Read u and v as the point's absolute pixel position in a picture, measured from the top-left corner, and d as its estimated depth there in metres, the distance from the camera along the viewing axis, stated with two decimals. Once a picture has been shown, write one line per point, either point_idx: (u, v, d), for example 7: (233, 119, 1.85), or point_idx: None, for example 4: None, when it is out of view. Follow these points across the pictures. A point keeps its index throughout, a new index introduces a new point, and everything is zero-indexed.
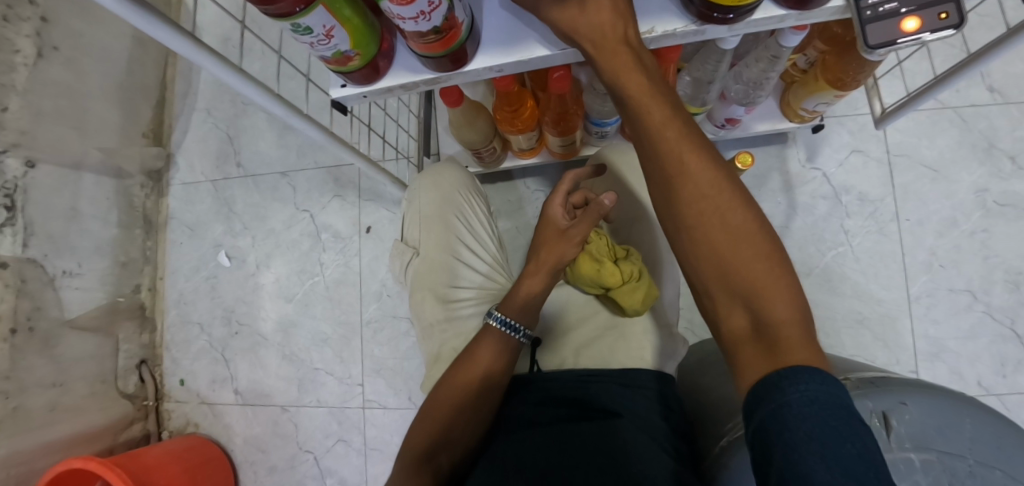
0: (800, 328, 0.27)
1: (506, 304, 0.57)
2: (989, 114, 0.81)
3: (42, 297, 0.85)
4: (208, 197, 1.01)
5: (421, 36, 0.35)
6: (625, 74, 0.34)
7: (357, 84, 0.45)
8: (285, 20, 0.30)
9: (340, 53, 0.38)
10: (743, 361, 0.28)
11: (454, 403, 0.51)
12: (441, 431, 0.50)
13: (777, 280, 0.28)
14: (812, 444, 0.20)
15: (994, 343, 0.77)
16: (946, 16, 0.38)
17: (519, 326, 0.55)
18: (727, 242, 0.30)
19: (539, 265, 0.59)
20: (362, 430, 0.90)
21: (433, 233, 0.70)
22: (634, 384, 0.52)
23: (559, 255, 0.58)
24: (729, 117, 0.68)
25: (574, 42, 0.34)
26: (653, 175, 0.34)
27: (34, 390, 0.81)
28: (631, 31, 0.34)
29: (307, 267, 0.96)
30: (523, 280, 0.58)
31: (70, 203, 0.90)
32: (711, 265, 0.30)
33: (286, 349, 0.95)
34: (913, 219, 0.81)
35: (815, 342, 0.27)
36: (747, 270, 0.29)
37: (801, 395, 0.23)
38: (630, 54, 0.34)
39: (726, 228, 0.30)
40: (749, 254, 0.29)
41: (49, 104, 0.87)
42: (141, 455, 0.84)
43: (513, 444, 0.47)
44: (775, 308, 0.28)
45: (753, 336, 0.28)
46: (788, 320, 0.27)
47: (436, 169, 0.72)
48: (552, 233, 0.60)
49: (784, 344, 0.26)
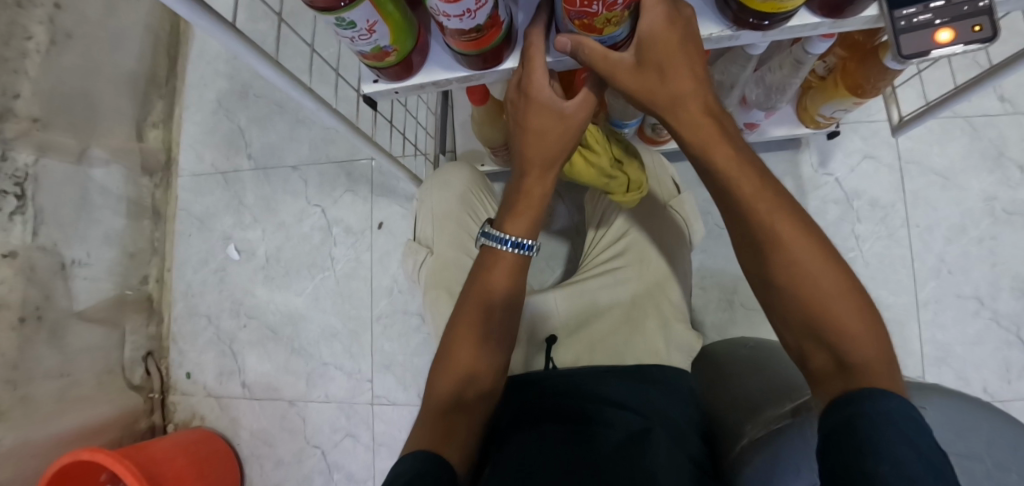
0: (855, 306, 0.30)
1: (512, 217, 0.48)
2: (999, 124, 0.82)
3: (52, 286, 0.84)
4: (218, 189, 1.01)
5: (462, 34, 0.36)
6: (687, 101, 0.36)
7: (390, 80, 0.45)
8: (331, 14, 0.31)
9: (379, 48, 0.38)
10: (857, 345, 0.29)
11: (459, 376, 0.45)
12: (451, 404, 0.43)
13: (854, 308, 0.30)
14: (897, 431, 0.24)
15: (1000, 349, 0.79)
16: (980, 28, 0.37)
17: (525, 242, 0.48)
18: (811, 285, 0.31)
19: (535, 166, 0.46)
20: (371, 426, 0.90)
21: (447, 231, 0.71)
22: (652, 379, 0.54)
23: (555, 149, 0.45)
24: (749, 122, 0.68)
25: (661, 103, 0.36)
26: (761, 204, 0.33)
27: (41, 379, 0.81)
28: (709, 97, 0.36)
29: (318, 261, 0.96)
30: (519, 196, 0.48)
31: (80, 193, 0.89)
32: (751, 257, 0.35)
33: (295, 343, 0.95)
34: (923, 225, 0.82)
35: (867, 316, 0.30)
36: (825, 313, 0.30)
37: (887, 407, 0.25)
38: (691, 76, 0.35)
39: (815, 309, 0.31)
40: (793, 247, 0.32)
41: (58, 91, 0.86)
42: (149, 446, 0.84)
43: (533, 433, 0.46)
44: (851, 329, 0.30)
45: (839, 372, 0.30)
46: (877, 358, 0.29)
47: (446, 170, 0.73)
48: (534, 110, 0.43)
49: (874, 373, 0.29)
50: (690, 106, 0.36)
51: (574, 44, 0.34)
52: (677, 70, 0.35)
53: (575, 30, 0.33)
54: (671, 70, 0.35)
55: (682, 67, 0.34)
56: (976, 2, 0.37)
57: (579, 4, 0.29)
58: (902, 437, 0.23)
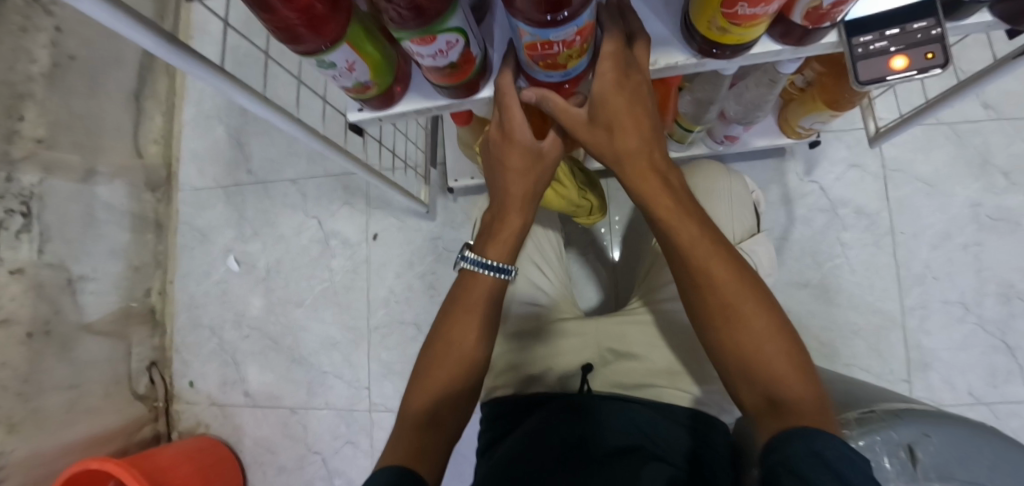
0: (789, 359, 0.35)
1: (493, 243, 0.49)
2: (983, 130, 0.84)
3: (59, 301, 0.87)
4: (219, 203, 1.03)
5: (437, 69, 0.39)
6: (634, 156, 0.41)
7: (374, 108, 0.47)
8: (312, 56, 0.35)
9: (359, 83, 0.41)
10: (789, 385, 0.33)
11: (438, 389, 0.45)
12: (427, 418, 0.43)
13: (782, 351, 0.35)
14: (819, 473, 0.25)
15: (985, 354, 0.80)
16: (932, 56, 0.39)
17: (506, 267, 0.48)
18: (749, 342, 0.36)
19: (514, 201, 0.48)
20: (370, 433, 0.92)
21: None
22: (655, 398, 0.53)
23: (531, 185, 0.48)
24: (728, 135, 0.69)
25: (616, 160, 0.42)
26: (712, 259, 0.37)
27: (51, 391, 0.84)
28: (656, 155, 0.41)
29: (317, 272, 0.98)
30: (500, 225, 0.49)
31: (85, 209, 0.91)
32: (697, 305, 0.39)
33: (296, 352, 0.97)
34: (908, 232, 0.83)
35: (805, 368, 0.34)
36: (766, 366, 0.35)
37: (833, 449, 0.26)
38: (639, 136, 0.40)
39: (753, 353, 0.35)
40: (740, 305, 0.36)
41: (65, 113, 0.88)
42: (155, 455, 0.86)
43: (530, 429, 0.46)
44: (776, 369, 0.34)
45: (771, 409, 0.34)
46: (797, 382, 0.34)
47: None
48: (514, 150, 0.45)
49: (798, 413, 0.31)
50: (638, 158, 0.41)
51: (538, 96, 0.40)
52: (623, 131, 0.40)
53: (542, 67, 0.37)
54: (619, 131, 0.40)
55: (627, 127, 0.39)
56: (929, 30, 0.38)
57: (540, 48, 0.34)
58: (829, 472, 0.25)
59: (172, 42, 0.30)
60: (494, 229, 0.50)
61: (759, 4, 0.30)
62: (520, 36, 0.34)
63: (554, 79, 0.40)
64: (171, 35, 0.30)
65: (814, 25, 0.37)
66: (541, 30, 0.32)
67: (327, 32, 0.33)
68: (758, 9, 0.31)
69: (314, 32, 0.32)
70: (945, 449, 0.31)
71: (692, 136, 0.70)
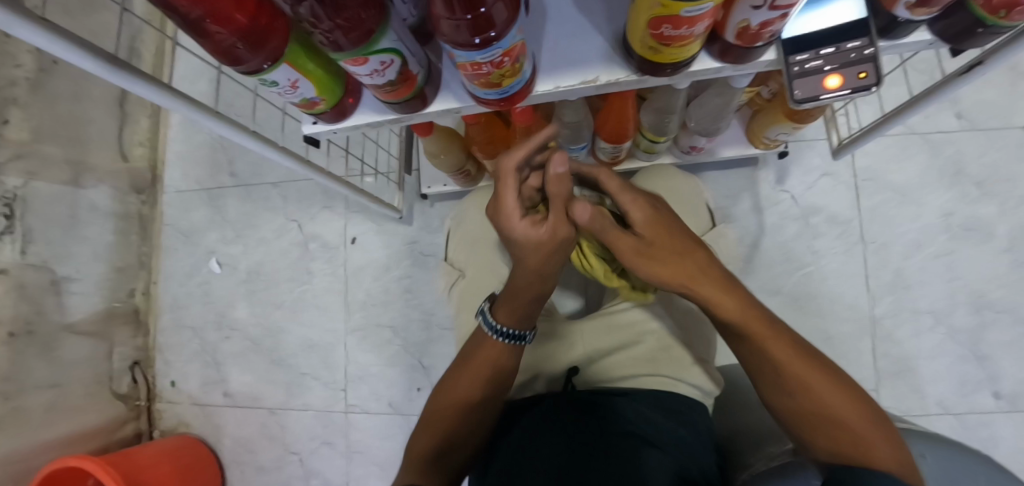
0: (860, 411, 0.36)
1: (504, 306, 0.48)
2: (956, 140, 0.84)
3: (42, 302, 0.88)
4: (202, 206, 1.05)
5: (378, 87, 0.40)
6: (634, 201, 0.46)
7: (328, 123, 0.49)
8: (254, 76, 0.36)
9: (306, 99, 0.42)
10: (866, 434, 0.34)
11: (449, 421, 0.47)
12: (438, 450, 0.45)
13: (850, 402, 0.36)
14: None
15: (955, 364, 0.80)
16: (865, 75, 0.39)
17: (515, 333, 0.48)
18: (821, 403, 0.37)
19: (534, 271, 0.46)
20: (346, 434, 0.94)
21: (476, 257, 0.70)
22: (675, 410, 0.50)
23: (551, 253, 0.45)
24: (694, 145, 0.70)
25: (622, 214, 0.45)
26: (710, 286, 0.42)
27: (32, 390, 0.86)
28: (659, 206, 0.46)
29: (296, 275, 0.99)
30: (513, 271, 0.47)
31: (68, 212, 0.93)
32: (770, 380, 0.39)
33: (275, 354, 0.99)
34: (880, 242, 0.84)
35: (867, 412, 0.36)
36: (835, 425, 0.36)
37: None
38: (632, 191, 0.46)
39: (826, 413, 0.36)
40: (803, 366, 0.38)
41: (49, 116, 0.90)
42: (134, 453, 0.88)
43: (541, 422, 0.46)
44: (852, 424, 0.35)
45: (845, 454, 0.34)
46: (849, 409, 0.36)
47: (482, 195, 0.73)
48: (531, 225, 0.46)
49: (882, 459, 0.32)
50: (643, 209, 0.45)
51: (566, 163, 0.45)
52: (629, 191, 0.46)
53: (479, 85, 0.38)
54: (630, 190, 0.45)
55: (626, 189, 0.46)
56: (863, 50, 0.39)
57: (470, 68, 0.35)
58: None
59: (110, 61, 0.32)
60: (509, 293, 0.47)
61: (683, 27, 0.31)
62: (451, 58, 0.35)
63: (493, 97, 0.41)
64: (107, 54, 0.32)
65: (749, 44, 0.37)
66: (464, 53, 0.33)
67: (266, 51, 0.34)
68: (683, 31, 0.32)
69: (252, 52, 0.33)
70: (942, 477, 0.33)
71: (659, 146, 0.70)
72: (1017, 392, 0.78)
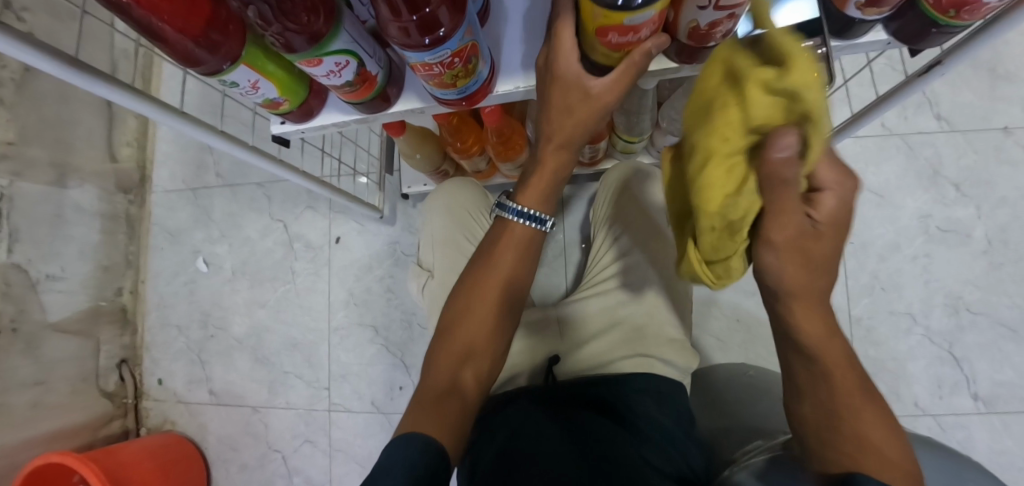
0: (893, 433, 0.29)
1: (530, 184, 0.44)
2: (934, 142, 0.84)
3: (26, 300, 0.89)
4: (188, 206, 1.06)
5: (337, 88, 0.40)
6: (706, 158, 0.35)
7: (296, 123, 0.49)
8: (213, 76, 0.36)
9: (269, 99, 0.42)
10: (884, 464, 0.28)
11: (453, 364, 0.42)
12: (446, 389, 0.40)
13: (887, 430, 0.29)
14: None
15: (931, 365, 0.80)
16: None
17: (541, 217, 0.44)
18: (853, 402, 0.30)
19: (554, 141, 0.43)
20: (328, 432, 0.94)
21: (450, 252, 0.71)
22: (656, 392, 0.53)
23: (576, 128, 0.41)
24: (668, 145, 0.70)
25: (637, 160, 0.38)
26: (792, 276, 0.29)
27: (17, 388, 0.86)
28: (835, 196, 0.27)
29: (281, 275, 1.00)
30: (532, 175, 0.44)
31: (54, 211, 0.94)
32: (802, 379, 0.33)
33: (259, 352, 0.99)
34: (857, 243, 0.84)
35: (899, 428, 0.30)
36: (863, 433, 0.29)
37: None
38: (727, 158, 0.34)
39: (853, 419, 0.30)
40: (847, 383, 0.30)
41: (35, 116, 0.91)
42: (118, 451, 0.89)
43: (541, 424, 0.47)
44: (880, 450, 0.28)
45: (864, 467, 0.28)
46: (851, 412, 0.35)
47: (452, 191, 0.73)
48: (548, 147, 0.43)
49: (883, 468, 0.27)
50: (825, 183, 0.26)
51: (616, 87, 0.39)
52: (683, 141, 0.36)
53: (434, 86, 0.39)
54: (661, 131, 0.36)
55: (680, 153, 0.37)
56: None
57: (422, 69, 0.35)
58: None
59: (71, 63, 0.33)
60: (533, 174, 0.44)
61: (627, 33, 0.31)
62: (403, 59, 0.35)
63: (451, 97, 0.41)
64: (68, 57, 0.33)
65: (699, 45, 0.37)
66: (413, 55, 0.33)
67: (222, 51, 0.34)
68: (628, 38, 0.31)
69: (211, 52, 0.33)
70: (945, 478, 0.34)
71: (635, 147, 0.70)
72: (994, 394, 0.78)
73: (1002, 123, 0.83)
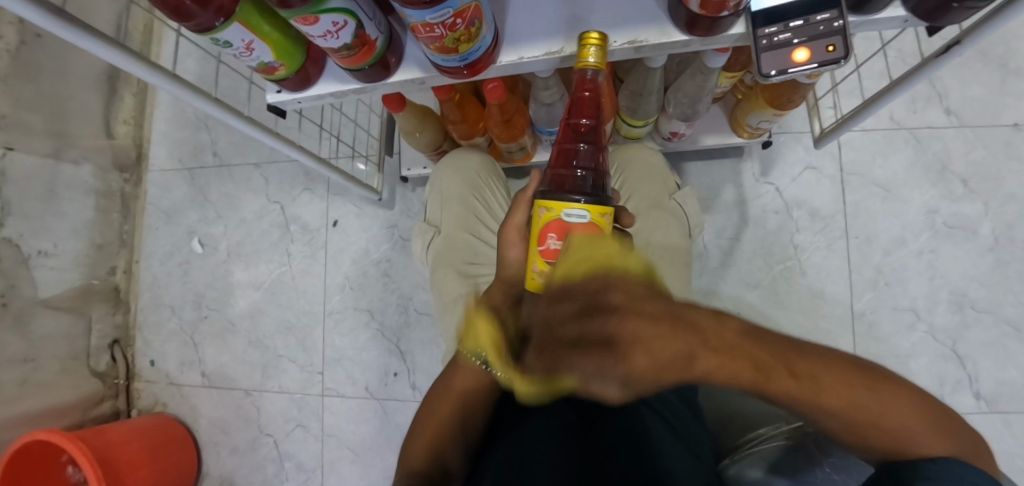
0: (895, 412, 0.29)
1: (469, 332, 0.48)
2: (943, 136, 0.83)
3: (16, 275, 0.88)
4: (184, 185, 1.04)
5: (334, 51, 0.38)
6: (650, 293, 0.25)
7: (291, 91, 0.48)
8: (205, 34, 0.34)
9: (263, 63, 0.41)
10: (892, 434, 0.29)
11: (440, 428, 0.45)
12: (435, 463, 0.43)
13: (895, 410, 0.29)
14: None
15: (934, 362, 0.79)
16: (833, 48, 0.38)
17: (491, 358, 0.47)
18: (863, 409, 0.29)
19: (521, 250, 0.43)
20: (320, 417, 0.93)
21: (455, 216, 0.69)
22: None
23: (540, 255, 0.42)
24: (674, 130, 0.69)
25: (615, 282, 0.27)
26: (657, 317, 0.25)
27: (6, 365, 0.85)
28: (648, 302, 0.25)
29: (276, 257, 0.99)
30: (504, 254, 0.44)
31: (47, 185, 0.92)
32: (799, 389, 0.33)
33: (252, 335, 0.98)
34: (862, 237, 0.83)
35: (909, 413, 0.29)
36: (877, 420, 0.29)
37: None
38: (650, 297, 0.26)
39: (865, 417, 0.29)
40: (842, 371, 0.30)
41: (30, 90, 0.89)
42: (107, 431, 0.87)
43: (534, 427, 0.41)
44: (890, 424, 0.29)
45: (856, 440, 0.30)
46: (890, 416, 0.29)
47: (459, 154, 0.70)
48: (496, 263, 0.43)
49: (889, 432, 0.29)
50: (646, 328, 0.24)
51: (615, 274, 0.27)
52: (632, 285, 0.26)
53: (434, 50, 0.37)
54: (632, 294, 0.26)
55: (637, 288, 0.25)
56: (832, 22, 0.38)
57: (423, 30, 0.33)
58: None
59: (59, 15, 0.31)
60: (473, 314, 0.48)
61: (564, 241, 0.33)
62: (404, 18, 0.32)
63: (452, 63, 0.40)
64: (54, 6, 0.31)
65: (714, 15, 0.35)
66: (410, 13, 0.30)
67: (214, 6, 0.32)
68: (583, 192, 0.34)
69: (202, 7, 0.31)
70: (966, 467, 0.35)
71: (643, 132, 0.69)
72: (996, 392, 0.77)
73: (1012, 119, 0.81)
